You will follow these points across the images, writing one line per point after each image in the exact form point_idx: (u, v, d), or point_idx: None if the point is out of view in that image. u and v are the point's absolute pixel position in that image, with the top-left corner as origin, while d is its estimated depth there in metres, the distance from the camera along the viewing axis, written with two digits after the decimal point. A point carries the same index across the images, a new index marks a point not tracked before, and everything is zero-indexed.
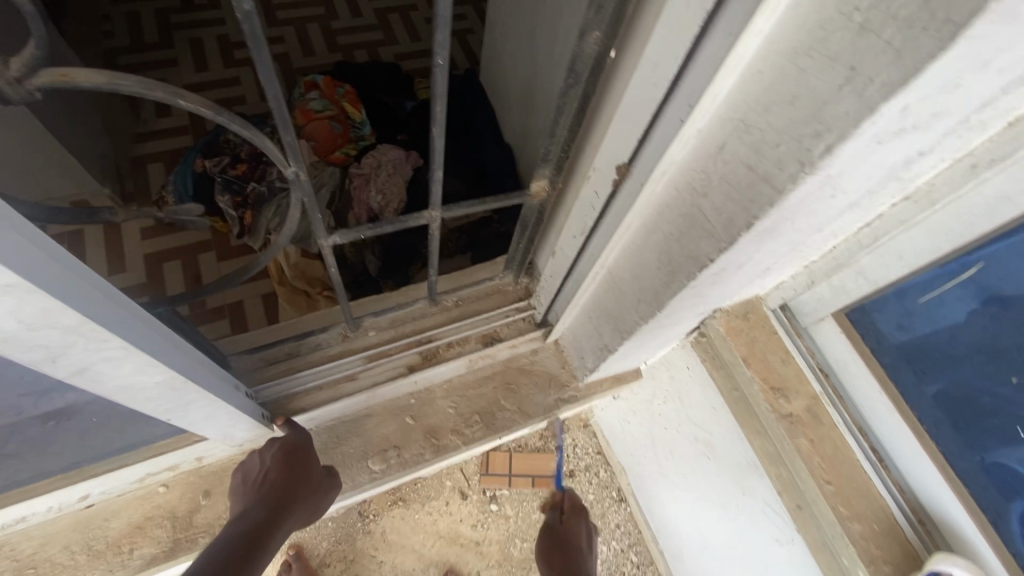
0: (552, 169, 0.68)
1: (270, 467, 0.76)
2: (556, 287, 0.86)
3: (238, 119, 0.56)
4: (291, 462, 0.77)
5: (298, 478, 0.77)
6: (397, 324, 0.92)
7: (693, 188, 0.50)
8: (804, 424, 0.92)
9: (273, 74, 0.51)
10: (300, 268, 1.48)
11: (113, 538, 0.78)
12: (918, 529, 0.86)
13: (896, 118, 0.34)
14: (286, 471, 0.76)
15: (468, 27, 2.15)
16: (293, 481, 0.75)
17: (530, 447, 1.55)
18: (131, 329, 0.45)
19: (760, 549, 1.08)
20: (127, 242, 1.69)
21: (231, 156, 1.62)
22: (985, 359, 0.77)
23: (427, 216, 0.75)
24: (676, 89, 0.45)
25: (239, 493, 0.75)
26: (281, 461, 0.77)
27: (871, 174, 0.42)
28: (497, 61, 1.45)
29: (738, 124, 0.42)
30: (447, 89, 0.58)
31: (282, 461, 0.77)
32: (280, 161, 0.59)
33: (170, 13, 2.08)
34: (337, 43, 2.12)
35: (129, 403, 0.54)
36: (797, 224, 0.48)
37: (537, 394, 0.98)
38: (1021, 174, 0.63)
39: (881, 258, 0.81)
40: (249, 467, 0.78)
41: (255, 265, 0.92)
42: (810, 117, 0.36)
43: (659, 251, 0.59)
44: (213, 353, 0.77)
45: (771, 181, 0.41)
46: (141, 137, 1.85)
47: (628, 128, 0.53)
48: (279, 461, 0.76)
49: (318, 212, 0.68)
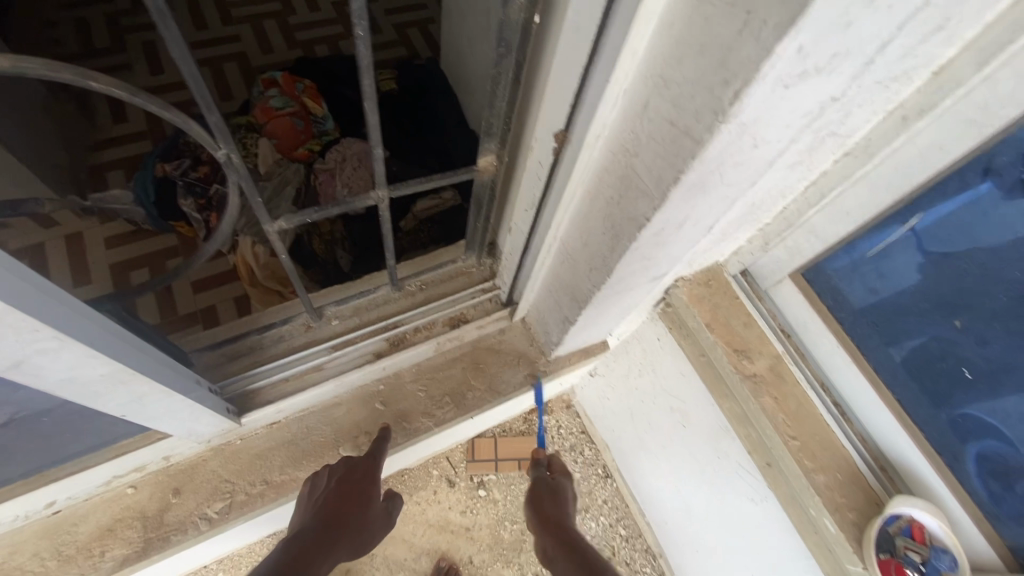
0: (496, 144, 0.70)
1: (338, 478, 0.79)
2: (515, 264, 0.86)
3: (157, 101, 0.54)
4: (359, 477, 0.80)
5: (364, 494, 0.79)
6: (360, 312, 0.92)
7: (626, 149, 0.51)
8: (768, 383, 0.93)
9: (185, 51, 0.50)
10: (271, 267, 1.45)
11: (84, 542, 0.78)
12: (880, 475, 0.88)
13: (795, 60, 0.35)
14: (355, 484, 0.79)
15: (429, 16, 2.13)
16: (360, 496, 0.77)
17: (515, 430, 1.57)
18: (66, 320, 0.45)
19: (738, 510, 1.10)
20: (90, 252, 1.65)
21: (192, 158, 1.57)
22: (930, 307, 0.80)
23: (375, 196, 0.76)
24: (599, 49, 0.46)
25: (302, 504, 0.78)
26: (350, 473, 0.80)
27: (788, 121, 0.44)
28: (455, 47, 1.44)
29: (658, 81, 0.44)
30: (372, 62, 0.58)
31: (349, 474, 0.80)
32: (209, 144, 0.59)
33: (120, 16, 2.03)
34: (295, 38, 2.08)
35: (75, 397, 0.53)
36: (727, 178, 0.50)
37: (506, 371, 0.99)
38: (949, 122, 0.65)
39: (830, 216, 0.82)
40: (316, 484, 0.81)
41: (192, 265, 0.82)
42: (718, 66, 0.37)
43: (603, 216, 0.60)
44: (173, 351, 0.76)
45: (691, 134, 0.42)
46: (98, 145, 1.80)
47: (561, 95, 0.54)
48: (347, 472, 0.80)
49: (256, 196, 0.68)
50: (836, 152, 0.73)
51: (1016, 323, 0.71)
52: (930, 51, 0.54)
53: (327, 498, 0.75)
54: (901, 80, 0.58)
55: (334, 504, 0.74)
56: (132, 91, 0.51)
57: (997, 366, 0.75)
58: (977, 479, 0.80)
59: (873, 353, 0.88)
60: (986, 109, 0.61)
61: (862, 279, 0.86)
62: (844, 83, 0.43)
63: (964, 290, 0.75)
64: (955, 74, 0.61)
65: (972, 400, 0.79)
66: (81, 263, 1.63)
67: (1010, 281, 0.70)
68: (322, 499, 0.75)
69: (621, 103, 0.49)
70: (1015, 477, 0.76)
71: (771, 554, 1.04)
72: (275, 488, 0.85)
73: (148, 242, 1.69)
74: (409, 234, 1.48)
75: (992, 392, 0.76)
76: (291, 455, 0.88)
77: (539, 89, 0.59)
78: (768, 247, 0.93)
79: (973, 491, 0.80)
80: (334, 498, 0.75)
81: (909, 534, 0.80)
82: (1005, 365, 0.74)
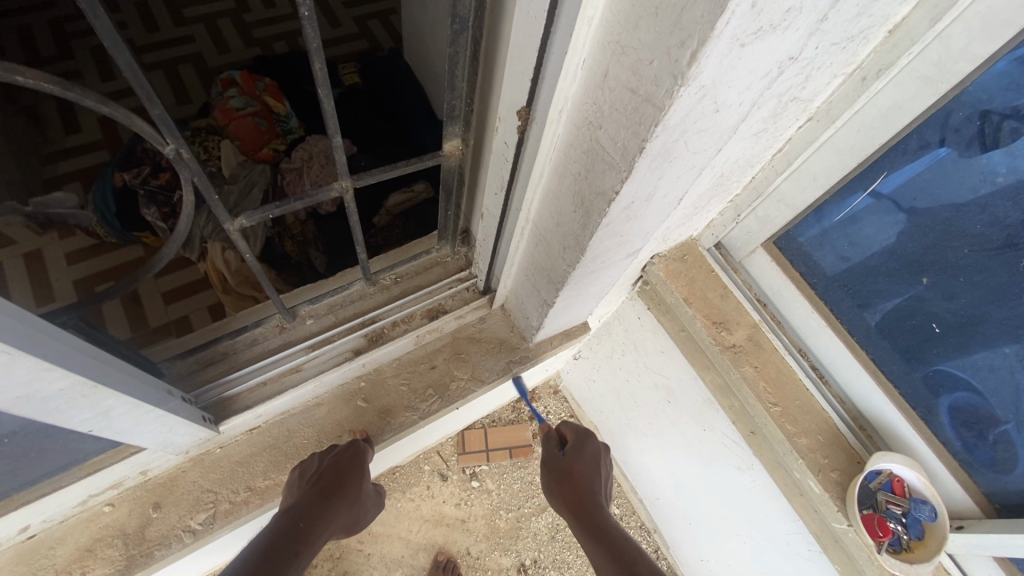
0: (460, 127, 0.69)
1: (330, 465, 0.82)
2: (490, 249, 0.84)
3: (92, 94, 0.50)
4: (349, 468, 0.82)
5: (353, 486, 0.82)
6: (335, 309, 0.91)
7: (589, 122, 0.51)
8: (747, 353, 0.95)
9: (119, 39, 0.46)
10: (244, 273, 1.41)
11: (62, 565, 0.76)
12: (859, 434, 0.90)
13: (749, 17, 0.35)
14: (344, 475, 0.81)
15: (389, 8, 2.09)
16: (346, 484, 0.80)
17: (504, 420, 1.58)
18: (12, 332, 0.42)
19: (725, 479, 1.12)
20: (51, 269, 1.59)
21: (151, 165, 1.52)
22: (897, 266, 0.81)
23: (339, 186, 0.74)
24: (555, 18, 0.45)
25: (293, 486, 0.80)
26: (341, 462, 0.82)
27: (747, 84, 0.44)
28: (417, 35, 1.41)
29: (615, 47, 0.44)
30: (322, 44, 0.56)
31: (341, 461, 0.82)
32: (156, 139, 0.56)
33: (64, 22, 1.94)
34: (252, 36, 2.01)
35: (34, 415, 0.51)
36: (691, 145, 0.50)
37: (488, 359, 0.99)
38: (907, 81, 0.65)
39: (797, 182, 0.83)
40: (307, 466, 0.83)
41: (150, 270, 0.78)
42: (673, 27, 0.37)
43: (573, 193, 0.59)
44: (143, 363, 0.74)
45: (652, 100, 0.42)
46: (52, 157, 1.73)
47: (522, 72, 0.53)
48: (337, 461, 0.82)
49: (213, 192, 0.65)
50: (800, 118, 0.73)
51: (980, 275, 0.72)
52: (884, 10, 0.54)
53: (314, 485, 0.78)
54: (858, 40, 0.58)
55: (320, 493, 0.77)
56: (65, 84, 0.47)
57: (964, 319, 0.76)
58: (950, 428, 0.82)
59: (846, 315, 0.89)
60: (942, 65, 0.62)
61: (831, 244, 0.87)
62: (799, 42, 0.43)
63: (928, 246, 0.77)
64: (910, 32, 0.61)
65: (943, 354, 0.80)
66: (43, 281, 1.56)
67: (974, 234, 0.71)
68: (309, 487, 0.78)
69: (581, 75, 0.49)
70: (987, 426, 0.78)
71: (762, 520, 1.06)
72: (260, 495, 0.84)
73: (112, 255, 1.62)
74: (382, 230, 1.46)
75: (963, 347, 0.78)
76: (275, 459, 0.86)
77: (499, 67, 0.58)
78: (739, 218, 0.94)
79: (947, 442, 0.83)
80: (323, 483, 0.78)
81: (890, 488, 0.83)
82: (970, 318, 0.76)
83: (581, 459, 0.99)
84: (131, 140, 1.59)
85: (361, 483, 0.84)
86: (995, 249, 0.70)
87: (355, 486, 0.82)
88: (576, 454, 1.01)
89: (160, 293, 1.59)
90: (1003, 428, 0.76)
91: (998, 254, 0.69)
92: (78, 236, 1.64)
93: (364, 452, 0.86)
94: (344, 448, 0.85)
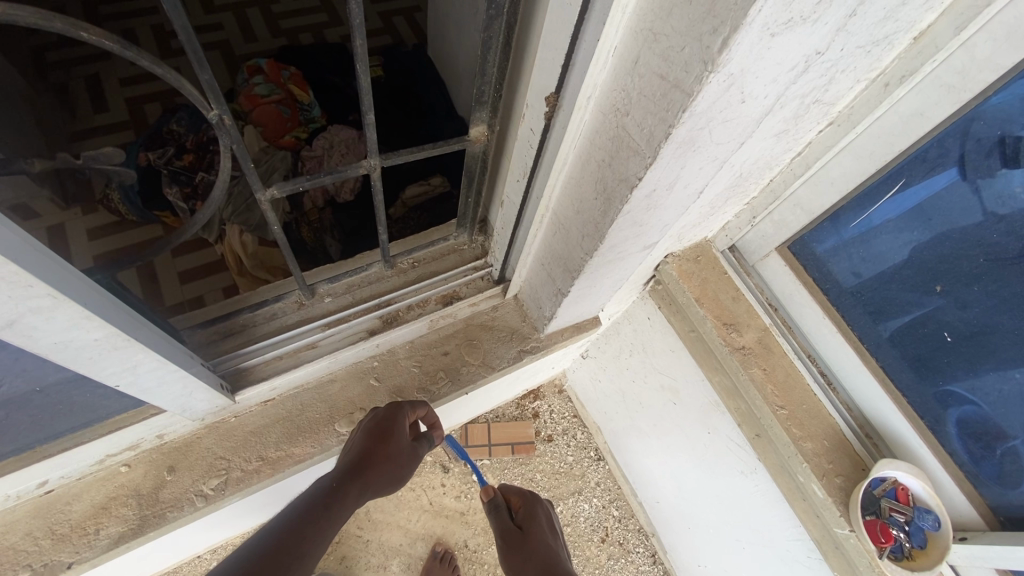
0: (487, 112, 0.70)
1: (365, 432, 0.79)
2: (508, 238, 0.86)
3: (147, 56, 0.52)
4: (381, 435, 0.78)
5: (390, 448, 0.78)
6: (353, 289, 0.93)
7: (617, 108, 0.52)
8: (757, 355, 0.95)
9: (178, 4, 0.48)
10: (261, 256, 1.45)
11: (77, 520, 0.77)
12: (865, 442, 0.90)
13: (782, 6, 0.37)
14: (377, 443, 0.77)
15: (415, 5, 2.12)
16: (381, 448, 0.77)
17: (508, 416, 1.60)
18: (57, 277, 0.45)
19: (727, 483, 1.12)
20: (73, 242, 1.62)
21: (176, 146, 1.57)
22: (912, 274, 0.81)
23: (367, 164, 0.76)
24: (590, 4, 0.47)
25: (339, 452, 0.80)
26: (376, 431, 0.79)
27: (774, 76, 0.46)
28: (442, 31, 1.43)
29: (648, 35, 0.45)
30: (364, 20, 0.57)
31: (374, 429, 0.79)
32: (202, 104, 0.58)
33: (99, 4, 1.99)
34: (279, 26, 2.05)
35: (67, 363, 0.54)
36: (716, 135, 0.51)
37: (500, 347, 1.00)
38: (930, 88, 0.66)
39: (814, 187, 0.84)
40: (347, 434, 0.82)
41: (177, 240, 0.79)
42: (706, 14, 0.39)
43: (595, 180, 0.61)
44: (168, 328, 0.76)
45: (681, 86, 0.44)
46: (79, 135, 1.78)
47: (553, 58, 0.55)
48: (374, 428, 0.80)
49: (250, 160, 0.66)
50: (821, 121, 0.74)
51: (995, 286, 0.72)
52: (910, 15, 0.55)
53: (351, 451, 0.76)
54: (883, 45, 0.59)
55: (354, 459, 0.74)
56: (124, 44, 0.49)
57: (976, 329, 0.77)
58: (957, 439, 0.82)
59: (859, 323, 0.89)
60: (964, 75, 0.63)
61: (846, 254, 0.88)
62: (827, 37, 0.44)
63: (944, 256, 0.77)
64: (935, 39, 0.62)
65: (957, 368, 0.80)
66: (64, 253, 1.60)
67: (989, 244, 0.71)
68: (346, 454, 0.76)
69: (611, 62, 0.51)
70: (994, 439, 0.78)
71: (763, 525, 1.06)
72: (271, 464, 0.85)
73: (131, 232, 1.66)
74: (398, 222, 1.47)
75: (975, 359, 0.78)
76: (288, 431, 0.88)
77: (530, 54, 0.60)
78: (755, 221, 0.95)
79: (953, 452, 0.83)
80: (358, 450, 0.76)
81: (894, 496, 0.83)
82: (982, 327, 0.76)
83: (533, 526, 0.91)
84: (157, 122, 1.65)
85: (401, 445, 0.79)
86: (1010, 260, 0.70)
87: (394, 450, 0.78)
88: (529, 520, 0.93)
89: (176, 272, 1.62)
90: (1011, 443, 0.77)
91: (1013, 265, 0.70)
92: (100, 212, 1.67)
93: (402, 416, 0.83)
94: (380, 416, 0.82)
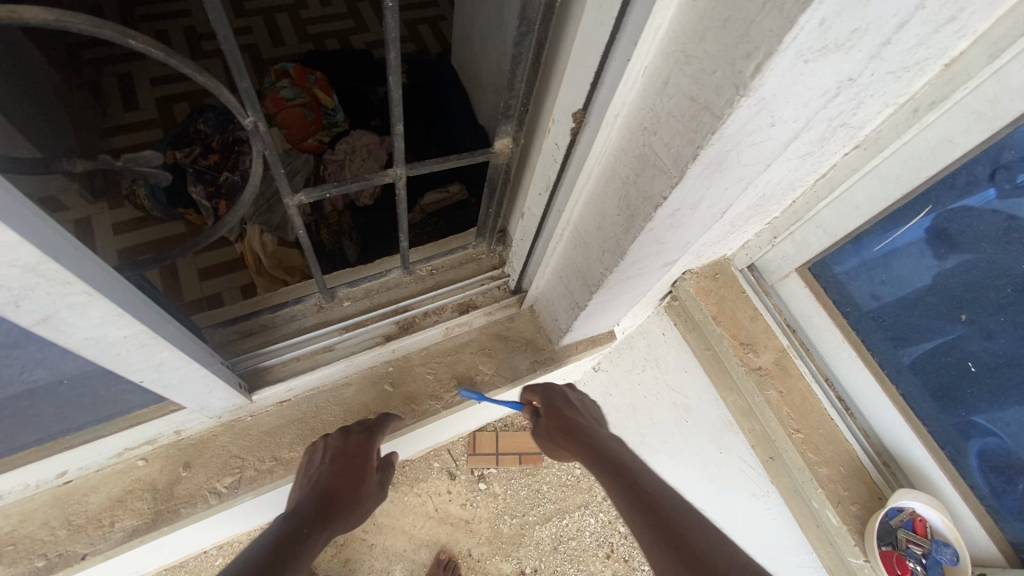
0: (513, 126, 0.71)
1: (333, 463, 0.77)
2: (527, 250, 0.87)
3: (189, 63, 0.53)
4: (351, 465, 0.77)
5: (357, 479, 0.76)
6: (371, 294, 0.93)
7: (644, 128, 0.53)
8: (773, 377, 0.95)
9: (223, 14, 0.49)
10: (280, 256, 1.47)
11: (93, 512, 0.78)
12: (883, 470, 0.89)
13: (816, 34, 0.37)
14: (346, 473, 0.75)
15: (440, 14, 2.15)
16: (349, 480, 0.75)
17: (517, 426, 1.60)
18: (92, 275, 0.46)
19: (738, 503, 1.10)
20: (98, 236, 1.66)
21: (202, 146, 1.60)
22: (935, 301, 0.80)
23: (393, 173, 0.77)
24: (622, 25, 0.48)
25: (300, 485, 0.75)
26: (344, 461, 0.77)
27: (805, 101, 0.46)
28: (466, 41, 1.45)
29: (679, 56, 0.45)
30: (398, 34, 0.58)
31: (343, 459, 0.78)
32: (238, 111, 0.59)
33: (135, 6, 2.05)
34: (306, 32, 2.10)
35: (95, 358, 0.55)
36: (743, 157, 0.51)
37: (514, 357, 1.00)
38: (960, 114, 0.65)
39: (837, 209, 0.83)
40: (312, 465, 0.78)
41: (204, 241, 0.80)
42: (740, 39, 0.39)
43: (619, 197, 0.61)
44: (191, 325, 0.77)
45: (711, 109, 0.44)
46: (110, 132, 1.82)
47: (582, 76, 0.55)
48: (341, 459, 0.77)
49: (280, 165, 0.68)
50: (847, 144, 0.74)
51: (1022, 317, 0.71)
52: (942, 42, 0.54)
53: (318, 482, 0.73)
54: (914, 70, 0.59)
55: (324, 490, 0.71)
56: (168, 51, 0.51)
57: (1001, 361, 0.75)
58: (978, 472, 0.80)
59: (879, 348, 0.88)
60: (996, 102, 0.62)
61: (867, 278, 0.87)
62: (860, 64, 0.44)
63: (969, 284, 0.75)
64: (967, 66, 0.61)
65: (980, 398, 0.78)
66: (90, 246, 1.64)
67: (1017, 275, 0.70)
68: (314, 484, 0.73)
69: (641, 82, 0.51)
70: (1017, 474, 0.76)
71: (773, 549, 1.05)
72: (284, 465, 0.86)
73: (155, 229, 1.69)
74: (416, 227, 1.49)
75: (1000, 391, 0.76)
76: (302, 432, 0.89)
77: (560, 71, 0.61)
78: (775, 241, 0.94)
79: (974, 485, 0.81)
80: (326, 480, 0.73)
81: (911, 527, 0.81)
82: (1008, 359, 0.74)
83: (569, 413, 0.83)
84: (186, 121, 1.69)
85: (365, 477, 0.77)
86: None
87: (359, 482, 0.76)
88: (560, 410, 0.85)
89: (197, 269, 1.65)
90: None
91: None
92: (127, 208, 1.71)
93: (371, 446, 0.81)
94: (347, 444, 0.80)
